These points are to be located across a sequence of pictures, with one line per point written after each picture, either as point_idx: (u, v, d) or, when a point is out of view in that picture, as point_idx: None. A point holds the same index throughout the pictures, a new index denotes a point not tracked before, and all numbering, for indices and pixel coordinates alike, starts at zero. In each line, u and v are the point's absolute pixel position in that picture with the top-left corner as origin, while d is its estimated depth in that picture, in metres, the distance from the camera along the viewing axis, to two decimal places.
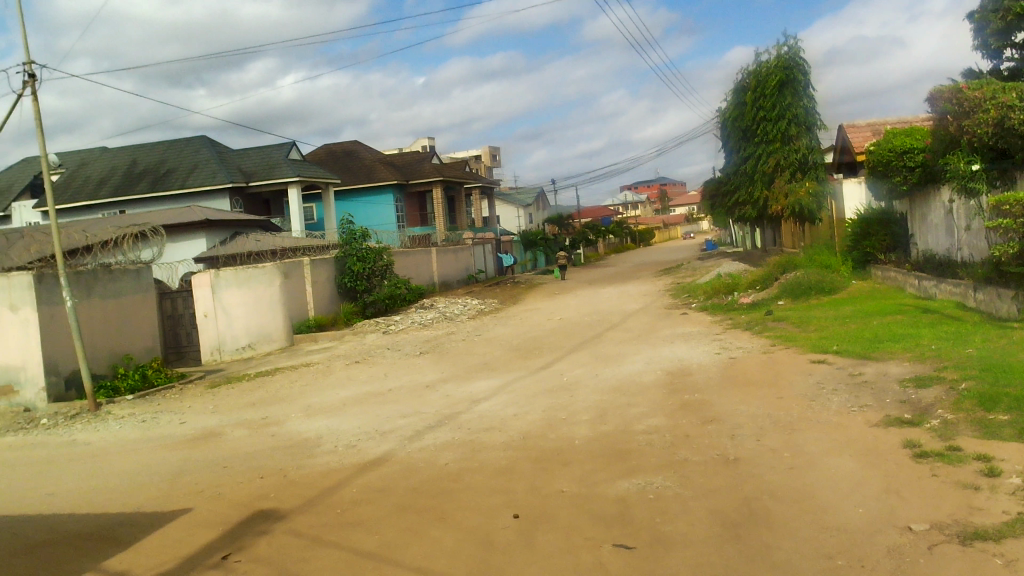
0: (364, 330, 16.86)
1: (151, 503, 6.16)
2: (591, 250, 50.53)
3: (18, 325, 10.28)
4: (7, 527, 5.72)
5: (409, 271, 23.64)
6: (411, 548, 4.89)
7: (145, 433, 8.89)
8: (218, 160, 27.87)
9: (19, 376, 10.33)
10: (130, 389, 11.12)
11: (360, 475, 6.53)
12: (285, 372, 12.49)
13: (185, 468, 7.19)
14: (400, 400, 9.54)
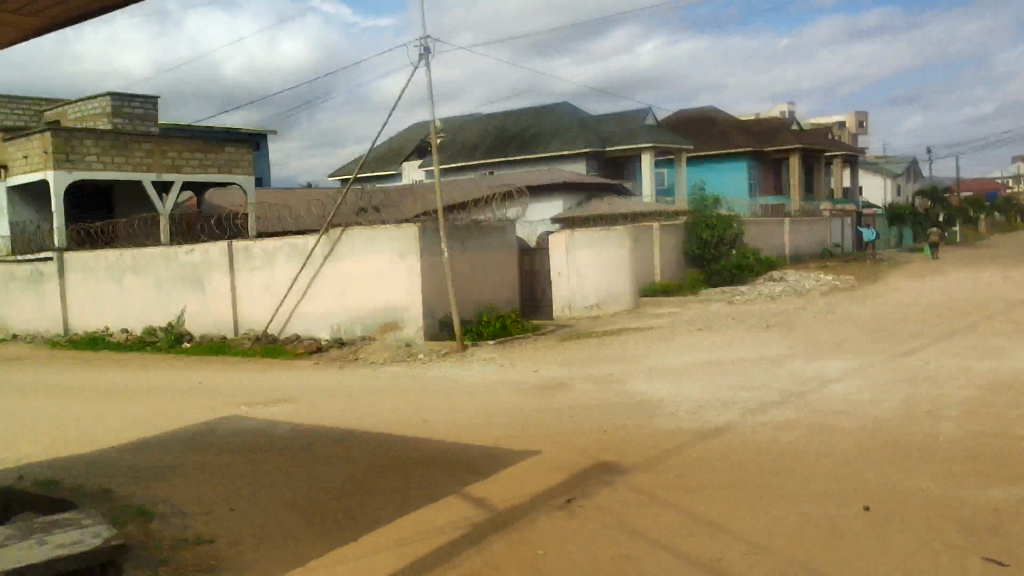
0: (710, 298, 16.73)
1: (508, 441, 6.71)
2: (970, 228, 44.94)
3: (405, 271, 11.58)
4: (390, 446, 6.57)
5: (759, 242, 22.91)
6: (750, 522, 4.80)
7: (503, 377, 9.68)
8: (578, 126, 29.09)
9: (404, 315, 11.69)
10: (492, 335, 12.18)
11: (701, 441, 6.52)
12: (630, 333, 12.82)
13: (537, 413, 7.71)
14: (746, 372, 9.33)
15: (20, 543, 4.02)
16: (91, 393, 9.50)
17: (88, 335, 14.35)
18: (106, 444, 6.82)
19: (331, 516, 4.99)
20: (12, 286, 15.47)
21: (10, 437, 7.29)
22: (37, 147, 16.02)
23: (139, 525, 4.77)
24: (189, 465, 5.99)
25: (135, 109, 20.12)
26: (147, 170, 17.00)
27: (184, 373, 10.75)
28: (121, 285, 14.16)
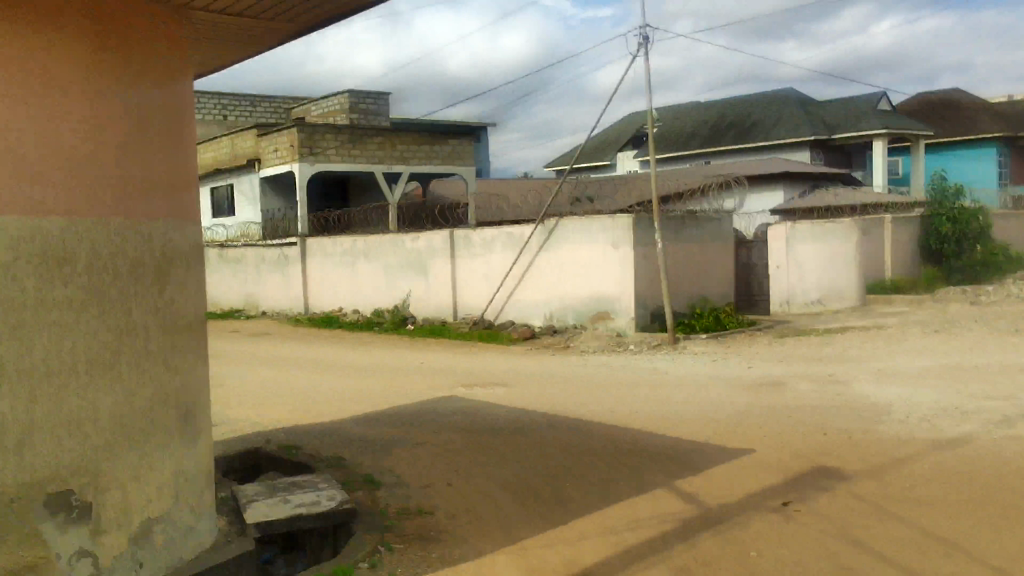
0: (949, 297, 15.39)
1: (720, 438, 6.54)
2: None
3: (618, 261, 11.58)
4: (600, 435, 6.61)
5: (1009, 237, 20.76)
6: (992, 544, 4.36)
7: (716, 372, 9.44)
8: (802, 112, 27.67)
9: (615, 305, 11.69)
10: (704, 329, 11.91)
11: (935, 453, 6.01)
12: (855, 332, 12.06)
13: (752, 411, 7.46)
14: (991, 380, 8.49)
15: (267, 501, 4.49)
16: (327, 368, 10.32)
17: (324, 314, 15.58)
18: (339, 416, 7.39)
19: (541, 499, 5.11)
20: (262, 267, 17.11)
21: (260, 404, 8.08)
22: (285, 142, 17.61)
23: (367, 493, 5.13)
24: (412, 441, 6.36)
25: (369, 105, 21.66)
26: (378, 162, 18.21)
27: (407, 353, 11.41)
28: (353, 269, 15.24)
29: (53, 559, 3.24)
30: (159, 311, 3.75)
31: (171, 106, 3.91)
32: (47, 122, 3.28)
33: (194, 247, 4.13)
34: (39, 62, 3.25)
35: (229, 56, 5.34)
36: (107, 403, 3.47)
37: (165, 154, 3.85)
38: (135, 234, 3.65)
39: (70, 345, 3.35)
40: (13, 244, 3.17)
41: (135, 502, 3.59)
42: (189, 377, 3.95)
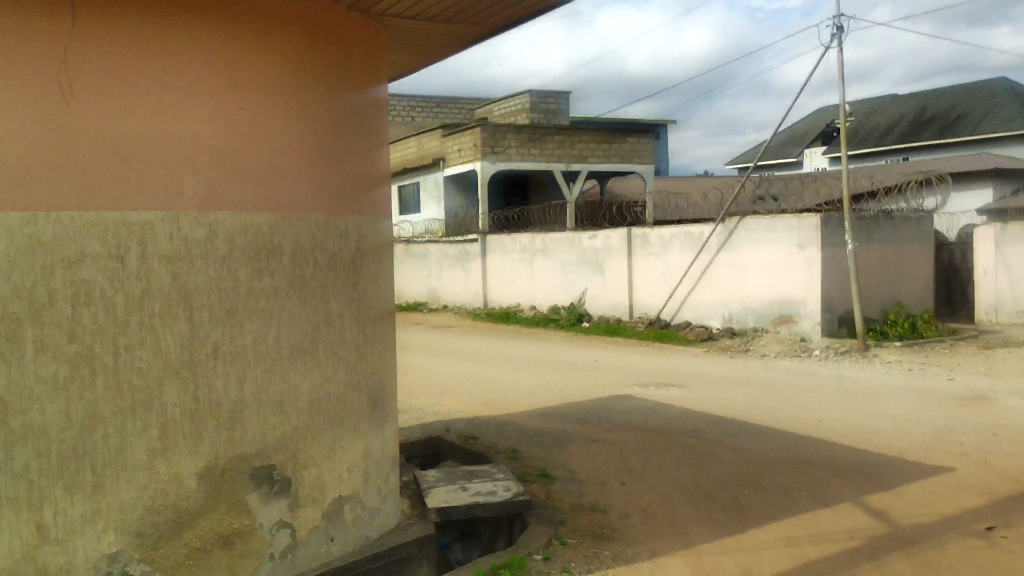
0: None
1: (915, 453, 6.11)
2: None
3: (803, 263, 11.06)
4: (782, 442, 6.35)
5: None
6: None
7: (912, 383, 8.82)
8: (1018, 103, 25.29)
9: (799, 309, 11.19)
10: (898, 336, 11.22)
11: None
12: None
13: (952, 426, 6.91)
14: None
15: (446, 488, 4.62)
16: (504, 362, 10.56)
17: (502, 310, 15.93)
18: (516, 409, 7.55)
19: (718, 504, 4.99)
20: (444, 263, 17.75)
21: (441, 393, 8.41)
22: (468, 142, 18.18)
23: (541, 486, 5.21)
24: (586, 437, 6.39)
25: (550, 104, 21.96)
26: (558, 161, 18.49)
27: (582, 351, 11.47)
28: (531, 266, 15.48)
29: (256, 527, 3.54)
30: (353, 301, 3.97)
31: (368, 108, 4.14)
32: (259, 125, 3.57)
33: (387, 242, 4.35)
34: (256, 70, 3.54)
35: (422, 60, 5.58)
36: (306, 385, 3.73)
37: (362, 154, 4.08)
38: (335, 232, 3.89)
39: (275, 330, 3.62)
40: (229, 236, 3.48)
41: (328, 479, 3.83)
42: (378, 364, 4.17)
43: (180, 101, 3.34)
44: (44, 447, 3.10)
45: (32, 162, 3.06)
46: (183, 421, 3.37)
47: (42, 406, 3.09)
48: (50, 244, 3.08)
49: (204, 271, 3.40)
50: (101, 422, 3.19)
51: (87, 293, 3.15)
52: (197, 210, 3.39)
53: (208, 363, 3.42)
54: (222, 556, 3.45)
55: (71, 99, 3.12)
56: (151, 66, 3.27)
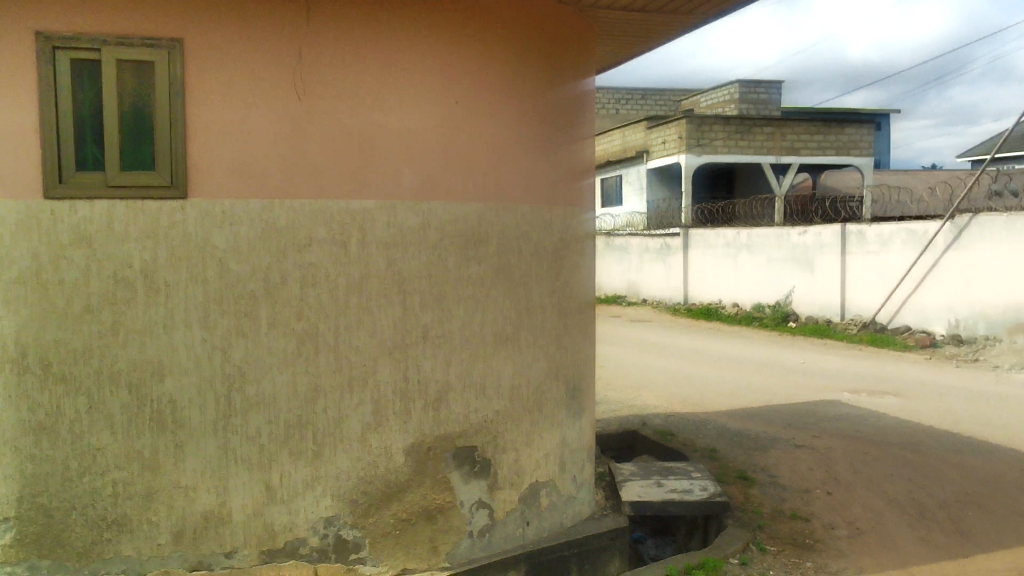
0: None
1: None
2: None
3: None
4: (1015, 463, 5.75)
5: None
6: None
7: None
8: None
9: None
10: None
11: None
12: None
13: None
14: None
15: (641, 481, 4.56)
16: (703, 359, 10.33)
17: (702, 306, 15.56)
18: (715, 408, 7.36)
19: (936, 524, 4.61)
20: (644, 256, 17.59)
21: (639, 387, 8.36)
22: (673, 134, 17.90)
23: (740, 489, 5.05)
24: (789, 442, 6.11)
25: (760, 94, 21.16)
26: (768, 153, 17.86)
27: (788, 351, 10.97)
28: (734, 261, 14.96)
29: (457, 505, 3.69)
30: (555, 292, 4.02)
31: (576, 100, 4.16)
32: (471, 118, 3.69)
33: (591, 234, 4.36)
34: (470, 65, 3.66)
35: (633, 52, 5.53)
36: (508, 372, 3.83)
37: (568, 146, 4.11)
38: (540, 223, 3.95)
39: (480, 317, 3.74)
40: (441, 226, 3.63)
41: (526, 465, 3.91)
42: (578, 354, 4.20)
43: (399, 95, 3.53)
44: (273, 414, 3.39)
45: (270, 155, 3.35)
46: (394, 399, 3.56)
47: (273, 378, 3.38)
48: (284, 230, 3.36)
49: (417, 258, 3.58)
50: (322, 395, 3.45)
51: (313, 275, 3.40)
52: (412, 200, 3.57)
53: (417, 345, 3.60)
54: (425, 530, 3.62)
55: (305, 95, 3.38)
56: (376, 62, 3.48)
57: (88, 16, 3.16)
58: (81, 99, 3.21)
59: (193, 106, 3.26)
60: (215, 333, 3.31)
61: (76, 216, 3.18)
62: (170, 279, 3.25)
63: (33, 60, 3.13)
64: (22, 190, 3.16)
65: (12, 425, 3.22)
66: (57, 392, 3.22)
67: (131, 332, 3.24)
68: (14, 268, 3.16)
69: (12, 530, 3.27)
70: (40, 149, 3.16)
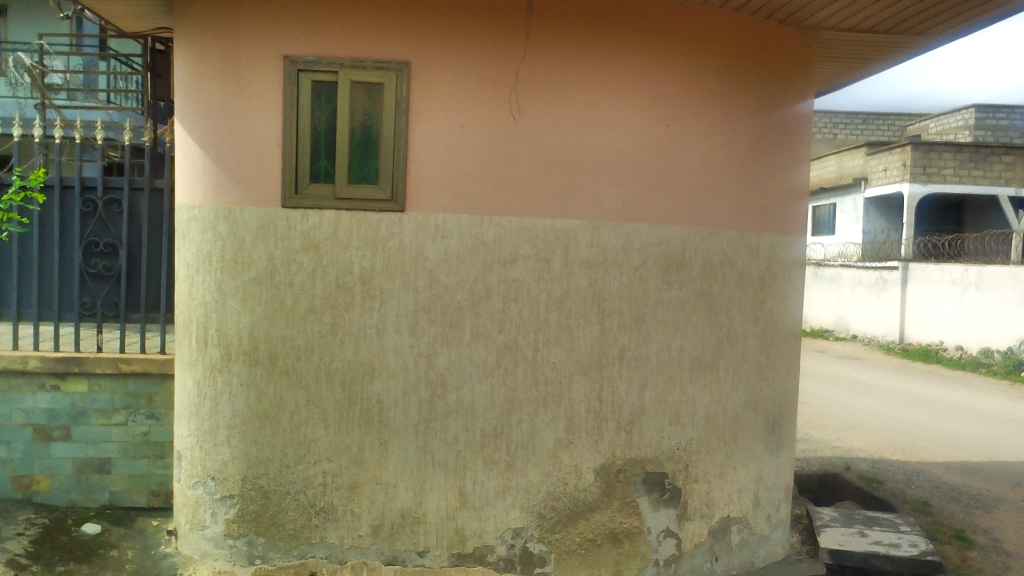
0: None
1: None
2: None
3: None
4: None
5: None
6: None
7: None
8: None
9: None
10: None
11: None
12: None
13: None
14: None
15: (843, 529, 4.26)
16: (919, 404, 9.58)
17: (920, 347, 14.40)
18: (929, 458, 6.78)
19: None
20: (857, 289, 16.59)
21: (845, 428, 7.88)
22: (896, 161, 16.78)
23: (957, 550, 4.61)
24: (1017, 505, 5.51)
25: (1000, 120, 19.41)
26: (1005, 185, 16.31)
27: (1019, 403, 9.89)
28: (959, 300, 13.67)
29: (645, 531, 3.64)
30: (760, 321, 3.88)
31: (791, 124, 4.01)
32: (680, 140, 3.65)
33: (801, 263, 4.17)
34: (681, 87, 3.63)
35: (860, 73, 5.24)
36: (705, 400, 3.74)
37: (781, 171, 3.98)
38: (746, 248, 3.83)
39: (679, 342, 3.68)
40: (644, 248, 3.61)
41: (718, 497, 3.79)
42: (780, 388, 4.03)
43: (609, 115, 3.56)
44: (471, 422, 3.51)
45: (482, 172, 3.48)
46: (587, 418, 3.58)
47: (472, 387, 3.50)
48: (491, 245, 3.48)
49: (618, 278, 3.58)
50: (517, 409, 3.53)
51: (516, 289, 3.50)
52: (616, 221, 3.58)
53: (614, 366, 3.59)
54: (611, 552, 3.60)
55: (519, 114, 3.49)
56: (588, 83, 3.53)
57: (330, 40, 3.43)
58: (318, 117, 3.50)
59: (415, 124, 3.45)
60: (422, 341, 3.48)
61: (307, 222, 3.46)
62: (385, 286, 3.46)
63: (281, 81, 3.45)
64: (264, 199, 3.48)
65: (242, 411, 3.55)
66: (281, 385, 3.52)
67: (348, 334, 3.47)
68: (253, 268, 3.49)
69: (235, 506, 3.59)
70: (281, 162, 3.47)
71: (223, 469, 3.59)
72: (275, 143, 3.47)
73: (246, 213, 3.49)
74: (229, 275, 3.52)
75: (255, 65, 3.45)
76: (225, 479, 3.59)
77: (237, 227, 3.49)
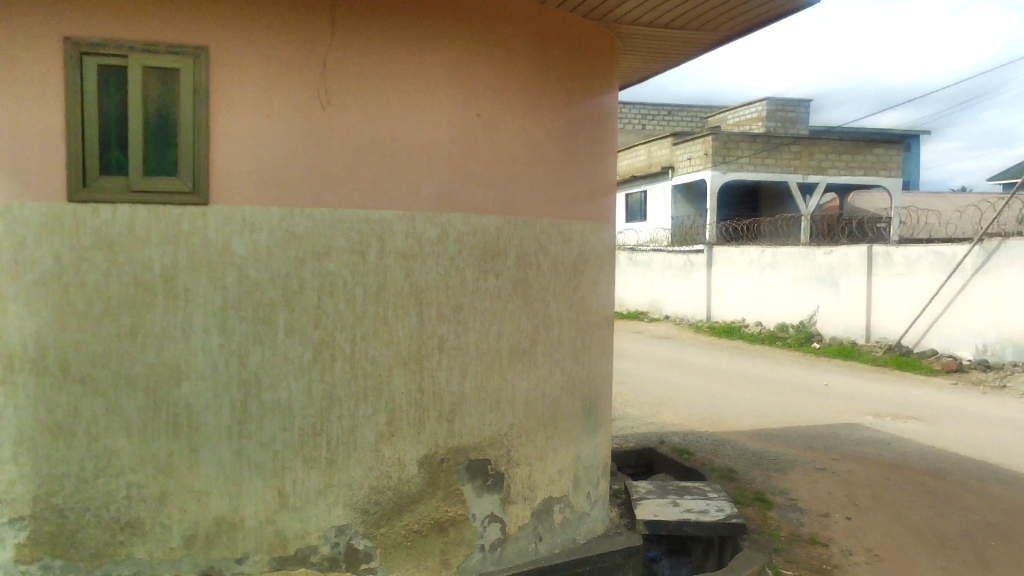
0: None
1: None
2: None
3: None
4: None
5: None
6: None
7: None
8: None
9: None
10: None
11: None
12: None
13: None
14: None
15: (657, 500, 4.49)
16: (724, 377, 10.29)
17: (724, 324, 15.41)
18: (733, 428, 7.28)
19: (958, 553, 4.49)
20: (667, 272, 17.54)
21: (659, 404, 8.32)
22: (699, 150, 17.84)
23: (758, 511, 4.99)
24: (808, 465, 6.03)
25: (788, 113, 21.09)
26: (794, 172, 17.76)
27: (810, 372, 10.82)
28: (757, 279, 14.73)
29: (470, 518, 3.68)
30: (574, 307, 4.01)
31: (598, 115, 4.17)
32: (493, 131, 3.71)
33: (611, 250, 4.34)
34: (492, 77, 3.68)
35: (662, 67, 5.50)
36: (524, 385, 3.82)
37: (590, 161, 4.12)
38: (560, 236, 3.94)
39: (497, 329, 3.73)
40: (459, 237, 3.63)
41: (540, 480, 3.89)
42: (595, 370, 4.18)
43: (422, 105, 3.55)
44: (288, 421, 3.40)
45: (293, 164, 3.37)
46: (408, 409, 3.56)
47: (288, 385, 3.39)
48: (302, 238, 3.37)
49: (436, 269, 3.58)
50: (337, 405, 3.45)
51: (331, 284, 3.41)
52: (431, 211, 3.57)
53: (433, 357, 3.59)
54: (436, 542, 3.62)
55: (329, 103, 3.41)
56: (399, 71, 3.50)
57: (117, 20, 3.19)
58: (108, 104, 3.25)
59: (217, 113, 3.29)
60: (232, 339, 3.32)
61: (99, 217, 3.21)
62: (189, 284, 3.27)
63: (62, 66, 3.18)
64: (48, 193, 3.19)
65: (31, 425, 3.25)
66: (74, 393, 3.25)
67: (150, 336, 3.27)
68: (37, 269, 3.20)
69: (27, 529, 3.29)
70: (65, 152, 3.19)
71: (10, 490, 3.28)
72: (58, 131, 3.19)
73: (27, 209, 3.19)
74: (10, 277, 3.21)
75: (32, 48, 3.16)
76: (13, 500, 3.28)
77: (16, 224, 3.19)
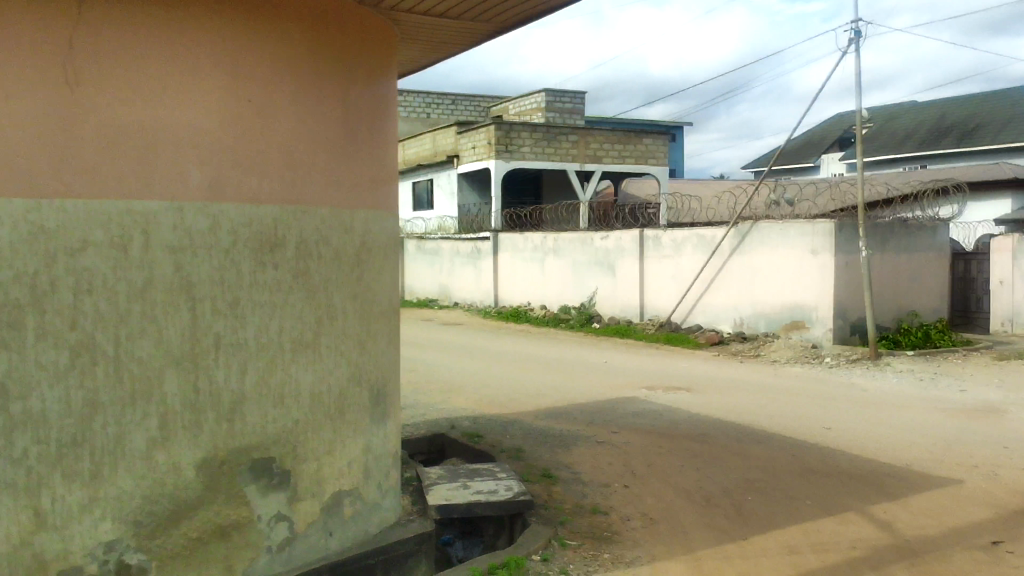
0: None
1: (921, 463, 5.94)
2: None
3: (816, 269, 10.57)
4: (787, 450, 6.23)
5: None
6: None
7: (919, 392, 8.53)
8: None
9: (812, 315, 10.68)
10: (911, 346, 10.72)
11: None
12: None
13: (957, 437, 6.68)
14: None
15: (448, 485, 4.55)
16: (512, 360, 10.61)
17: (511, 308, 15.86)
18: (520, 409, 7.52)
19: (721, 509, 4.92)
20: (455, 259, 17.77)
21: (448, 390, 8.41)
22: (483, 140, 18.17)
23: (544, 486, 5.20)
24: (589, 439, 6.35)
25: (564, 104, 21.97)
26: (572, 160, 18.56)
27: (591, 352, 11.39)
28: (541, 264, 15.28)
29: (255, 519, 3.56)
30: (357, 298, 3.97)
31: (377, 102, 4.12)
32: (264, 117, 3.56)
33: (395, 238, 4.32)
34: (262, 62, 3.54)
35: (439, 56, 5.54)
36: (307, 379, 3.74)
37: (369, 148, 4.07)
38: (341, 225, 3.88)
39: (278, 323, 3.62)
40: (234, 228, 3.47)
41: (328, 474, 3.83)
42: (381, 360, 4.15)
43: (185, 89, 3.34)
44: (42, 434, 3.07)
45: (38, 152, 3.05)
46: (183, 411, 3.36)
47: (41, 394, 3.06)
48: (53, 232, 3.06)
49: (209, 262, 3.41)
50: (101, 412, 3.18)
51: (89, 281, 3.13)
52: (201, 201, 3.38)
53: (210, 354, 3.42)
54: (218, 546, 3.46)
55: (79, 86, 3.12)
56: (159, 53, 3.27)
57: None
58: None
59: None
60: None
61: None
62: None
63: None
64: None
65: None
66: None
67: None
68: None
69: None
70: None
71: None
72: None
73: None
74: None
75: None
76: None
77: None
